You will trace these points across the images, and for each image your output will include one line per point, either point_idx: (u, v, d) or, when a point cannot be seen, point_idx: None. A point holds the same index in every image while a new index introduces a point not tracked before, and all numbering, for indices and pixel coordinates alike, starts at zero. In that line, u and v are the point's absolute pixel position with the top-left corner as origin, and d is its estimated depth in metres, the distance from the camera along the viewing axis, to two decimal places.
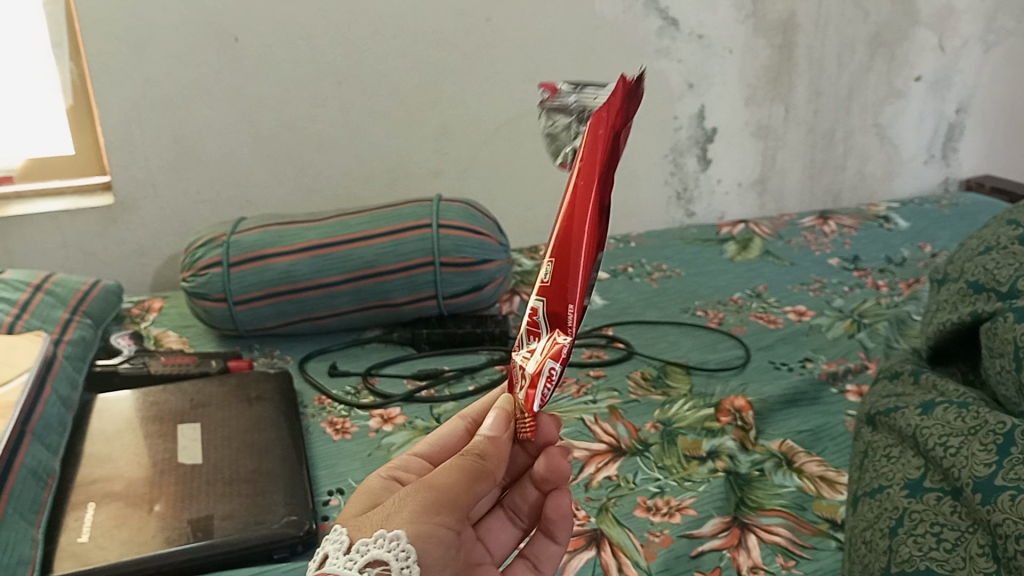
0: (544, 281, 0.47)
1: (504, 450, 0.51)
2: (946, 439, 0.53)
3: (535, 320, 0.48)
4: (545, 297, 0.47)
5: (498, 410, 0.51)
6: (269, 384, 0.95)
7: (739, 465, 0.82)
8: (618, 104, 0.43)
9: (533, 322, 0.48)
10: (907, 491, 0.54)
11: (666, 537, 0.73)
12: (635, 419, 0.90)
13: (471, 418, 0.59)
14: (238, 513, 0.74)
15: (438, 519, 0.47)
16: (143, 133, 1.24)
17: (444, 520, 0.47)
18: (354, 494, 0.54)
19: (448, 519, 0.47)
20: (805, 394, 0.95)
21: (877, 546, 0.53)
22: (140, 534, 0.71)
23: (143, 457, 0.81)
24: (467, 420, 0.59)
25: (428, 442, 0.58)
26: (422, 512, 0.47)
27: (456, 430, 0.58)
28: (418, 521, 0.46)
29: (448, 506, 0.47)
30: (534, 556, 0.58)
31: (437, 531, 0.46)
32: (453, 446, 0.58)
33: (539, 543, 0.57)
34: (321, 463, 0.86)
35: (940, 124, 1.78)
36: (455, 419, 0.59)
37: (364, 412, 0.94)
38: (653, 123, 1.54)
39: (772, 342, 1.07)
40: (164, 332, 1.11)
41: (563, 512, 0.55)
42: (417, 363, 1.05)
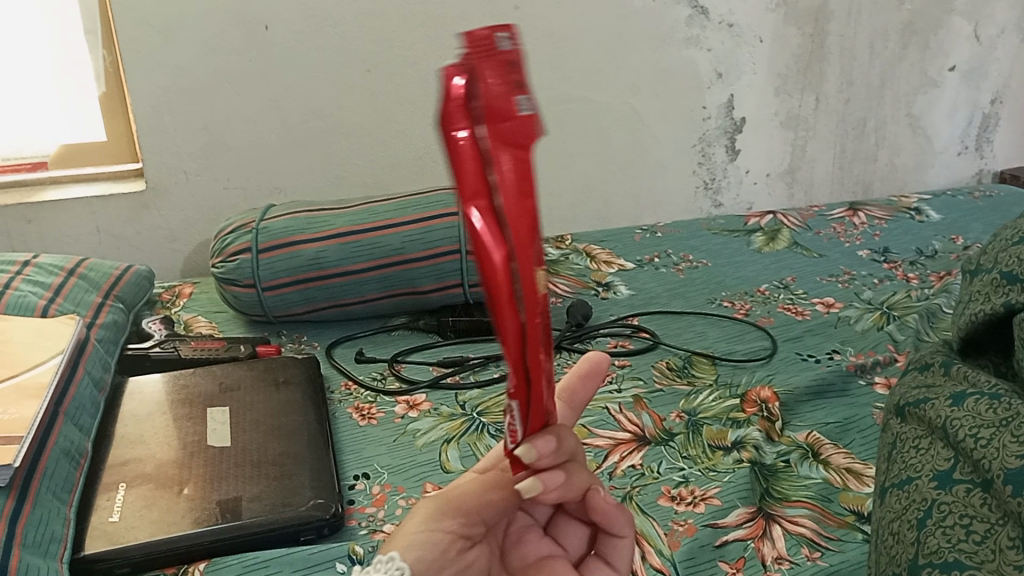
0: None
1: None
2: (977, 430, 0.53)
3: None
4: None
5: None
6: (296, 368, 0.96)
7: (764, 456, 0.82)
8: (456, 100, 0.34)
9: None
10: (936, 483, 0.53)
11: (691, 527, 0.73)
12: (660, 409, 0.90)
13: None
14: (266, 495, 0.75)
15: (438, 525, 0.48)
16: (175, 120, 1.25)
17: (446, 525, 0.48)
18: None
19: (451, 522, 0.48)
20: (832, 385, 0.94)
21: (905, 537, 0.52)
22: (170, 515, 0.72)
23: (173, 439, 0.82)
24: None
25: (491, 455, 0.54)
26: (428, 519, 0.49)
27: None
28: (423, 528, 0.48)
29: (451, 511, 0.49)
30: (602, 550, 0.50)
31: (437, 538, 0.48)
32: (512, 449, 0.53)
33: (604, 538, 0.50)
34: (347, 447, 0.87)
35: (974, 115, 1.75)
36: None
37: (390, 397, 0.95)
38: (681, 112, 1.53)
39: (799, 334, 1.07)
40: (194, 317, 1.13)
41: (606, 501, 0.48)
42: (444, 350, 1.05)
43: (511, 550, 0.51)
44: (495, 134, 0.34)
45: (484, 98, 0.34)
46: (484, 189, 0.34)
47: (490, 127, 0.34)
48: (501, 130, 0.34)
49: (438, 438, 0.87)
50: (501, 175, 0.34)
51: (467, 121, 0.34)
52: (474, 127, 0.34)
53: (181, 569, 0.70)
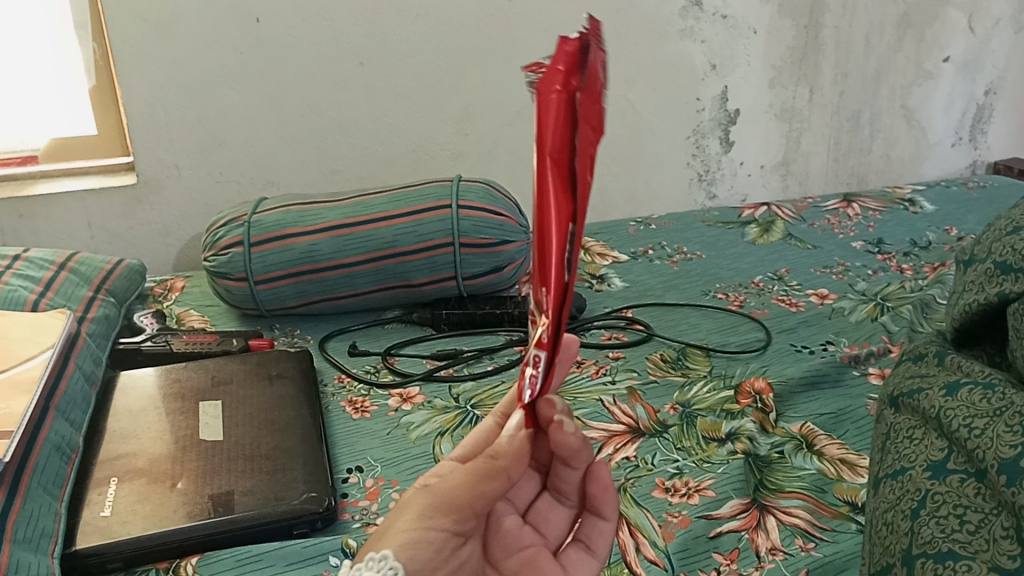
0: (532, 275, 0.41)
1: (521, 446, 0.48)
2: (970, 420, 0.53)
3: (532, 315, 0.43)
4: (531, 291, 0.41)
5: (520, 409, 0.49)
6: (289, 362, 0.96)
7: (758, 447, 0.82)
8: (565, 67, 0.35)
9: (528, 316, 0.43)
10: (929, 473, 0.53)
11: (685, 518, 0.73)
12: (654, 400, 0.90)
13: (500, 411, 0.53)
14: (259, 489, 0.75)
15: (431, 522, 0.47)
16: (166, 114, 1.24)
17: (438, 522, 0.47)
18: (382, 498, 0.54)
19: (443, 519, 0.47)
20: (826, 376, 0.94)
21: (899, 527, 0.52)
22: (162, 509, 0.72)
23: (165, 434, 0.82)
24: (498, 415, 0.53)
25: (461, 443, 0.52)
26: (418, 517, 0.47)
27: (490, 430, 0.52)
28: (412, 526, 0.47)
29: (443, 507, 0.47)
30: (585, 536, 0.54)
31: (428, 536, 0.47)
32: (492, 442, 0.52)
33: (587, 525, 0.54)
34: (341, 441, 0.86)
35: (968, 106, 1.75)
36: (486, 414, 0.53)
37: (384, 391, 0.95)
38: (676, 104, 1.53)
39: (793, 326, 1.06)
40: (186, 311, 1.12)
41: (604, 483, 0.52)
42: (437, 343, 1.05)
43: (493, 541, 0.51)
44: (589, 105, 0.35)
45: (589, 70, 0.35)
46: (566, 151, 0.35)
47: (588, 97, 0.35)
48: (594, 106, 0.35)
49: (432, 431, 0.87)
50: (586, 142, 0.35)
51: (573, 86, 0.35)
52: (575, 90, 0.35)
53: (173, 564, 0.69)
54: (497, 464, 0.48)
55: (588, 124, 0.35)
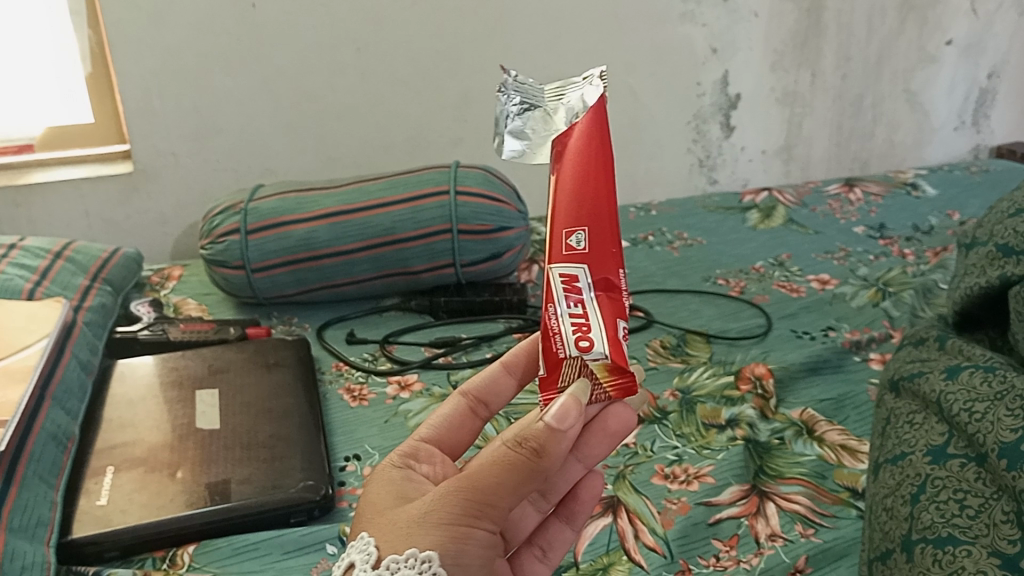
0: (581, 249, 0.45)
1: (567, 441, 0.44)
2: (971, 404, 0.52)
3: (572, 284, 0.45)
4: (585, 263, 0.45)
5: (566, 399, 0.44)
6: (287, 351, 0.95)
7: (759, 434, 0.81)
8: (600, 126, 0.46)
9: (568, 285, 0.45)
10: (930, 458, 0.53)
11: (684, 505, 0.72)
12: (655, 387, 0.90)
13: (473, 395, 0.58)
14: (256, 477, 0.74)
15: (475, 523, 0.44)
16: (162, 101, 1.24)
17: (482, 524, 0.44)
18: (372, 479, 0.52)
19: (487, 521, 0.44)
20: (828, 362, 0.93)
21: (898, 513, 0.51)
22: (159, 497, 0.72)
23: (162, 422, 0.82)
24: (469, 397, 0.58)
25: (432, 424, 0.57)
26: (460, 514, 0.44)
27: (460, 408, 0.57)
28: (453, 523, 0.44)
29: (485, 510, 0.44)
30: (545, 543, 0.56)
31: (471, 535, 0.44)
32: (459, 425, 0.57)
33: (553, 527, 0.56)
34: (339, 429, 0.86)
35: (971, 90, 1.74)
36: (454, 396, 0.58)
37: (382, 378, 0.94)
38: (676, 89, 1.51)
39: (794, 311, 1.06)
40: (184, 299, 1.12)
41: (593, 492, 0.57)
42: (436, 331, 1.04)
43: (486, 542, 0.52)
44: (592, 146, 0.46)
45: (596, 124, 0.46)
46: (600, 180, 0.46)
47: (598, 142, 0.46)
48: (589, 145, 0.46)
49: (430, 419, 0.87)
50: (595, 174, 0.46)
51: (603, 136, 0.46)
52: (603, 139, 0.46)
53: (169, 553, 0.69)
54: (540, 462, 0.44)
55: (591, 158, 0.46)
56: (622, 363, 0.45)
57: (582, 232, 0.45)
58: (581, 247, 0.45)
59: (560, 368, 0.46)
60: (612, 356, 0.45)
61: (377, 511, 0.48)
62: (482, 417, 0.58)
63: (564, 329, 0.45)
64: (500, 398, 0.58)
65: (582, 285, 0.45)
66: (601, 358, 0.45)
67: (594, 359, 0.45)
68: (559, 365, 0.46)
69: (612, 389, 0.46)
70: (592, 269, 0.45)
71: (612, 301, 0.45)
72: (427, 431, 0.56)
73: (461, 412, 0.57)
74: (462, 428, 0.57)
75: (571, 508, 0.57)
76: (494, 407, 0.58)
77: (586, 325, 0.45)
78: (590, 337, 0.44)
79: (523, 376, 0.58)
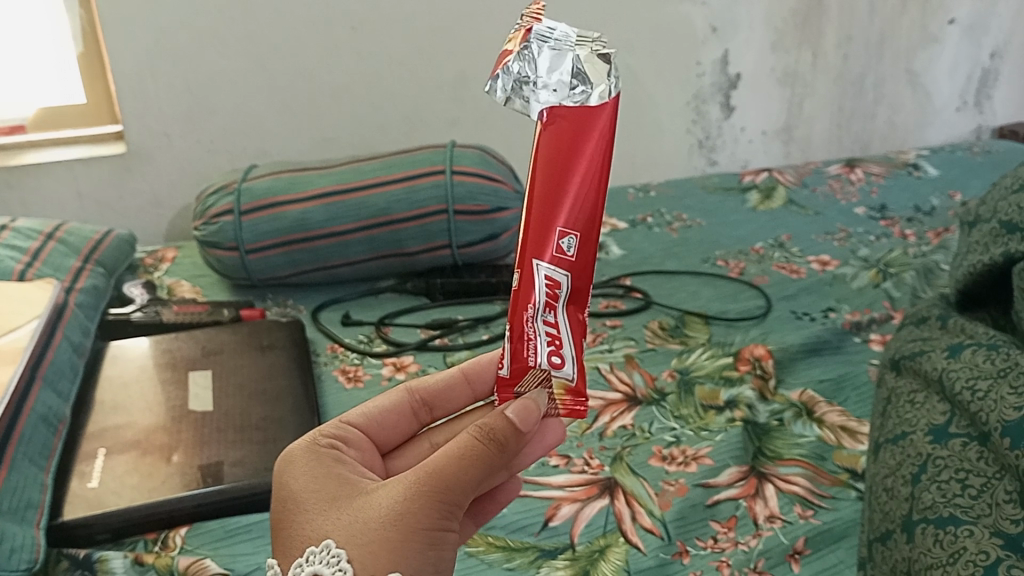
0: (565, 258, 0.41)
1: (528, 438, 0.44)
2: (974, 382, 0.51)
3: (552, 291, 0.42)
4: (568, 272, 0.42)
5: (524, 402, 0.43)
6: (281, 332, 0.94)
7: (758, 415, 0.80)
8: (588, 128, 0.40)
9: (547, 291, 0.42)
10: (931, 437, 0.52)
11: (682, 487, 0.72)
12: (652, 368, 0.89)
13: (419, 395, 0.54)
14: (249, 459, 0.73)
15: (447, 524, 0.43)
16: (155, 81, 1.22)
17: (452, 524, 0.43)
18: (298, 462, 0.48)
19: (455, 520, 0.43)
20: (827, 343, 0.92)
21: (899, 493, 0.50)
22: (151, 480, 0.71)
23: (155, 404, 0.81)
24: (415, 396, 0.54)
25: (366, 412, 0.52)
26: (435, 516, 0.42)
27: (401, 405, 0.53)
28: (432, 529, 0.42)
29: (457, 508, 0.43)
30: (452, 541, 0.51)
31: (445, 540, 0.43)
32: (396, 420, 0.53)
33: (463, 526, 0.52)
34: (333, 411, 0.85)
35: (974, 70, 1.72)
36: (399, 391, 0.54)
37: (377, 360, 0.93)
38: (675, 69, 1.50)
39: (794, 293, 1.05)
40: (178, 281, 1.11)
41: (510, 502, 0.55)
42: (432, 312, 1.03)
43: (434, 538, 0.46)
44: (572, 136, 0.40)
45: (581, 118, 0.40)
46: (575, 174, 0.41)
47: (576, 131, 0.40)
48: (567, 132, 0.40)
49: None
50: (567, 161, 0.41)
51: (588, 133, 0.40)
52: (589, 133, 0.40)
53: (162, 535, 0.69)
54: (504, 454, 0.43)
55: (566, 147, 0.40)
56: (582, 389, 0.44)
57: (572, 238, 0.41)
58: (569, 254, 0.41)
59: (523, 376, 0.44)
60: (576, 379, 0.44)
61: (322, 509, 0.45)
62: (422, 420, 0.54)
63: (538, 338, 0.43)
64: (448, 405, 0.54)
65: (560, 296, 0.42)
66: (567, 380, 0.44)
67: (559, 377, 0.44)
68: (523, 373, 0.44)
69: (563, 409, 0.45)
70: (573, 279, 0.42)
71: (580, 317, 0.44)
72: (362, 418, 0.52)
73: (403, 411, 0.53)
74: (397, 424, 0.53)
75: (482, 507, 0.53)
76: (438, 412, 0.54)
77: (558, 340, 0.43)
78: (563, 355, 0.43)
79: (479, 389, 0.54)
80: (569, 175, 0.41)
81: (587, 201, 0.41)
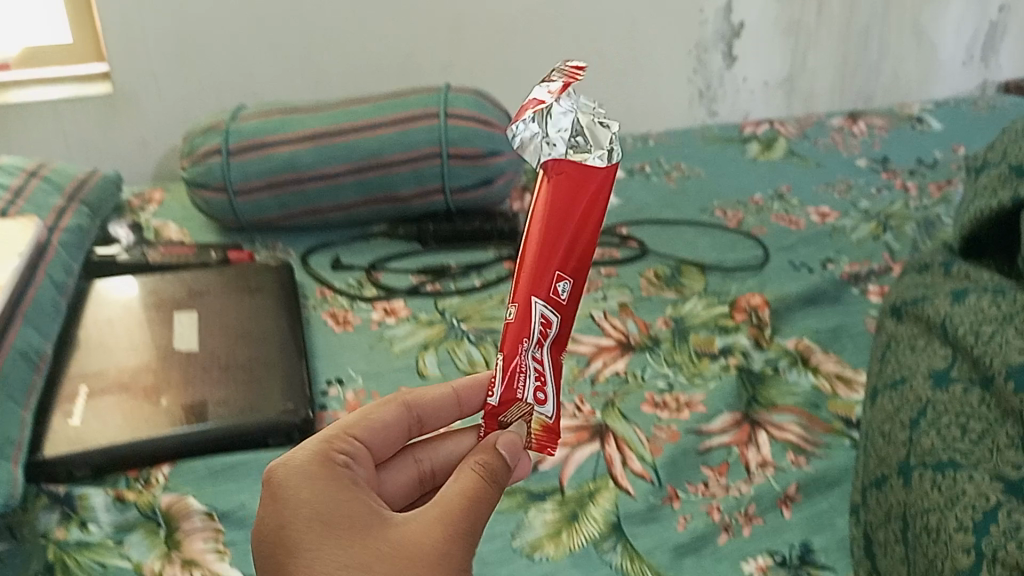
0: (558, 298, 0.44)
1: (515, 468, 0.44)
2: (978, 326, 0.50)
3: (545, 327, 0.44)
4: (560, 315, 0.44)
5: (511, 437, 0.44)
6: (269, 275, 0.92)
7: (752, 363, 0.79)
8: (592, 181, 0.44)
9: (542, 327, 0.44)
10: (931, 382, 0.50)
11: (674, 432, 0.71)
12: (646, 316, 0.87)
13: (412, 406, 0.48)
14: (232, 399, 0.72)
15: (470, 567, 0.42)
16: (142, 19, 1.19)
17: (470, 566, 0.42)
18: (312, 485, 0.42)
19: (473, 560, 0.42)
20: (825, 293, 0.90)
21: (896, 438, 0.49)
22: (133, 419, 0.70)
23: (139, 345, 0.79)
24: (410, 408, 0.48)
25: (367, 420, 0.46)
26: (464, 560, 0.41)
27: (395, 413, 0.48)
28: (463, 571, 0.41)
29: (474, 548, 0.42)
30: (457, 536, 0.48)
31: None
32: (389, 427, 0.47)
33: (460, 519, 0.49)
34: (321, 354, 0.83)
35: (982, 24, 1.69)
36: (397, 404, 0.48)
37: (367, 304, 0.92)
38: (677, 16, 1.46)
39: (792, 244, 1.03)
40: (165, 223, 1.08)
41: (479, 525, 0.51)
42: (424, 258, 1.01)
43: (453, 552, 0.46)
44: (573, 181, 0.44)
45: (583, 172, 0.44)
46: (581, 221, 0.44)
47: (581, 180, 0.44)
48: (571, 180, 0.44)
49: (415, 344, 0.84)
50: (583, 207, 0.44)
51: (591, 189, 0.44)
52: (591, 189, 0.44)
53: (144, 473, 0.67)
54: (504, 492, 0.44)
55: (573, 193, 0.44)
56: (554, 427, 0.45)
57: (568, 282, 0.44)
58: (564, 296, 0.44)
59: (510, 407, 0.44)
60: (554, 414, 0.45)
61: (345, 548, 0.40)
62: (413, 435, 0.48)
63: (528, 369, 0.44)
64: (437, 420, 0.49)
65: (551, 334, 0.45)
66: (546, 416, 0.45)
67: (540, 412, 0.45)
68: (510, 403, 0.44)
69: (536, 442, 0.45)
70: (561, 320, 0.44)
71: (559, 356, 0.46)
72: (362, 429, 0.46)
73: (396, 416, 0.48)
74: (387, 436, 0.47)
75: None
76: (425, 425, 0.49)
77: (544, 374, 0.45)
78: (547, 390, 0.45)
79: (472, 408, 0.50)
80: (572, 216, 0.44)
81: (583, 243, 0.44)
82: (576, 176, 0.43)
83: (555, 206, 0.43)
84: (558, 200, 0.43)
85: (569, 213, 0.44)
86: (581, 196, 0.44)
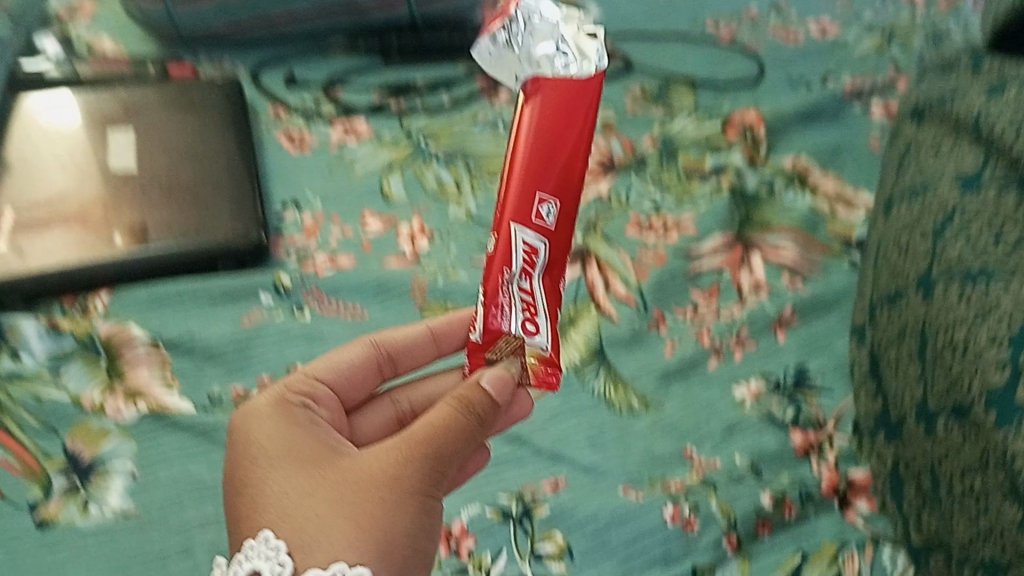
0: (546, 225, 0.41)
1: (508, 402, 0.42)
2: (1017, 118, 0.43)
3: (531, 256, 0.41)
4: (548, 240, 0.41)
5: (499, 371, 0.42)
6: (218, 94, 0.77)
7: (745, 182, 0.73)
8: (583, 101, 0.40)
9: (528, 255, 0.40)
10: (960, 187, 0.45)
11: (661, 254, 0.66)
12: (632, 132, 0.77)
13: (383, 348, 0.52)
14: (176, 220, 0.68)
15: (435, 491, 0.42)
16: None
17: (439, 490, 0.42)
18: (270, 422, 0.46)
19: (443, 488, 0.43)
20: (822, 112, 0.81)
21: (918, 251, 0.46)
22: (65, 241, 0.65)
23: (70, 168, 0.70)
24: (380, 349, 0.52)
25: (335, 366, 0.51)
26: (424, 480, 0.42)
27: (366, 357, 0.52)
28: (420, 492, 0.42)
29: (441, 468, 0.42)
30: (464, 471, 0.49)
31: (432, 503, 0.42)
32: (359, 373, 0.52)
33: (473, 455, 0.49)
34: (274, 175, 0.75)
35: None
36: (365, 345, 0.52)
37: (325, 125, 0.80)
38: None
39: (790, 57, 0.94)
40: (98, 36, 0.91)
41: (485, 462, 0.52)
42: (387, 74, 0.86)
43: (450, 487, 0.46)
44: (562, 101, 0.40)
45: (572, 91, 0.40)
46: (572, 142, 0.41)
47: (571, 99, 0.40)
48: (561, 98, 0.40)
49: (379, 165, 0.76)
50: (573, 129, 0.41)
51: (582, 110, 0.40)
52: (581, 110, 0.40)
53: (81, 300, 0.64)
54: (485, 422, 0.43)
55: (565, 114, 0.40)
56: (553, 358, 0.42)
57: (553, 202, 0.41)
58: (550, 219, 0.40)
59: (496, 341, 0.41)
60: (550, 347, 0.42)
61: (296, 472, 0.43)
62: (387, 375, 0.53)
63: (513, 303, 0.40)
64: (410, 360, 0.53)
65: (538, 262, 0.41)
66: (541, 350, 0.41)
67: (532, 345, 0.41)
68: (495, 337, 0.41)
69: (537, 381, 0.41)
70: (551, 247, 0.41)
71: (553, 287, 0.42)
72: (325, 373, 0.50)
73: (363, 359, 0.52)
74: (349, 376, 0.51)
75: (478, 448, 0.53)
76: (400, 364, 0.53)
77: (533, 305, 0.41)
78: (537, 321, 0.41)
79: (446, 348, 0.54)
80: (561, 138, 0.40)
81: (573, 164, 0.41)
82: (563, 89, 0.40)
83: (545, 125, 0.40)
84: (548, 120, 0.40)
85: (560, 133, 0.40)
86: (574, 114, 0.40)
